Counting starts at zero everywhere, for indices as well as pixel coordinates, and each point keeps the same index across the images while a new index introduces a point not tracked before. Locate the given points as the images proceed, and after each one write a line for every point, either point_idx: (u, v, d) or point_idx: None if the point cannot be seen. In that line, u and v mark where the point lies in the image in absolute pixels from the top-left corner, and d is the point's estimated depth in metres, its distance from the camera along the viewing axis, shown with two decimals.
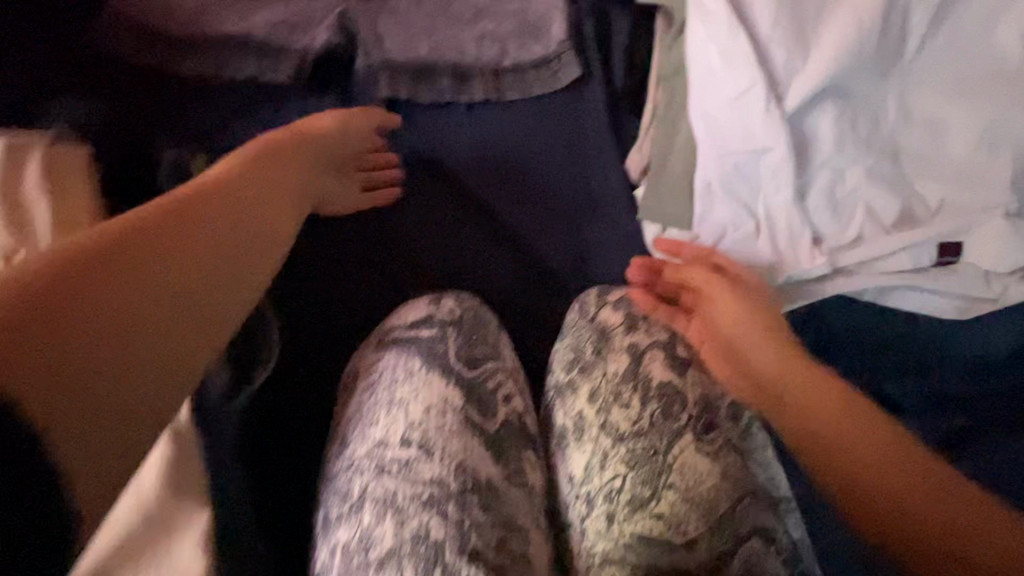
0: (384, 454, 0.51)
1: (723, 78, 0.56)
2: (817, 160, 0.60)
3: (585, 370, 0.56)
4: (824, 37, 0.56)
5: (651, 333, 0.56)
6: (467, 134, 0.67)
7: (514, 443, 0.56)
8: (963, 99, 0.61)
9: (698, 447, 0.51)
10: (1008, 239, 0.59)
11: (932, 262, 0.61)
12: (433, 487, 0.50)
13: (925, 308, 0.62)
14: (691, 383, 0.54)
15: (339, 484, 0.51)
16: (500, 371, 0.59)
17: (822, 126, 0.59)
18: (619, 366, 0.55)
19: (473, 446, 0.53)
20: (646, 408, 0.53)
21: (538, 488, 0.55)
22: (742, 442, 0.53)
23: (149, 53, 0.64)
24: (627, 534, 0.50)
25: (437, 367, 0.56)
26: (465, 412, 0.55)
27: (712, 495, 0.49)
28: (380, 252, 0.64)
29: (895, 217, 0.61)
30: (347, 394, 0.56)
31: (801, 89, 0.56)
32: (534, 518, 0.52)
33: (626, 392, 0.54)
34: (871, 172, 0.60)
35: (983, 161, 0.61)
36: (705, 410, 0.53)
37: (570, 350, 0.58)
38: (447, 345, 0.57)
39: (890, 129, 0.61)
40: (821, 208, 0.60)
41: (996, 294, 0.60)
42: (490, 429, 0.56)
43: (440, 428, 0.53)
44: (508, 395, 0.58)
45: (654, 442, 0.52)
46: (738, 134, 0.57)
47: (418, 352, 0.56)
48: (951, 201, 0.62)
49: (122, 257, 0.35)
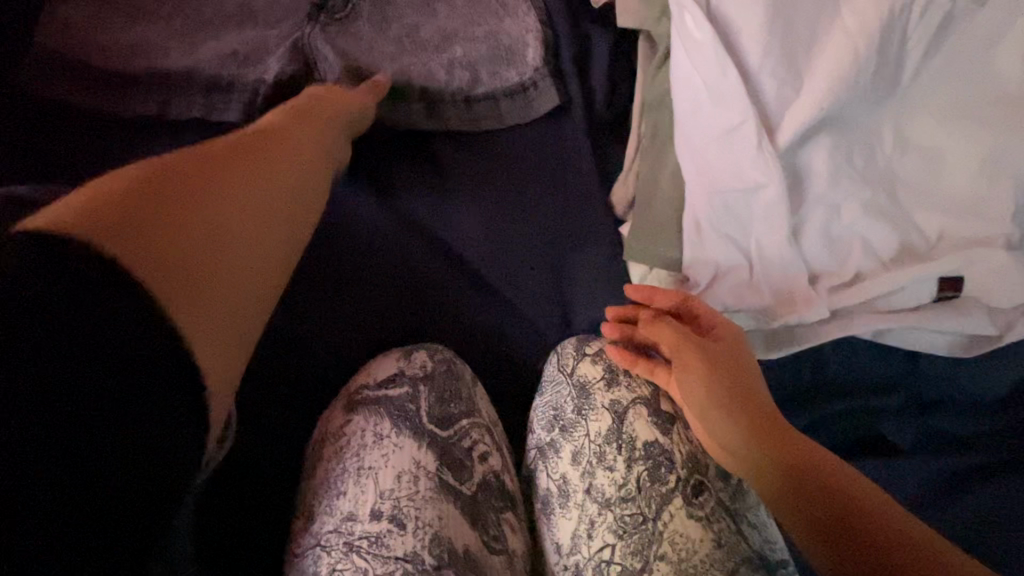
0: (353, 529, 0.47)
1: (711, 113, 0.53)
2: (812, 194, 0.56)
3: (566, 430, 0.54)
4: (819, 63, 0.52)
5: (633, 388, 0.53)
6: (436, 175, 0.63)
7: (492, 505, 0.53)
8: (961, 126, 0.58)
9: (688, 512, 0.48)
10: (1011, 272, 0.56)
11: (932, 298, 0.58)
12: (406, 563, 0.46)
13: (924, 347, 0.59)
14: (678, 442, 0.51)
15: (305, 567, 0.47)
16: (476, 428, 0.55)
17: (817, 159, 0.55)
18: (601, 425, 0.52)
19: (451, 512, 0.50)
20: (631, 470, 0.50)
21: (520, 554, 0.52)
22: (733, 501, 0.49)
23: (85, 95, 0.59)
24: None
25: (408, 429, 0.53)
26: (440, 477, 0.51)
27: (705, 566, 0.46)
28: (349, 303, 0.61)
29: (894, 252, 0.58)
30: (314, 462, 0.52)
31: (795, 121, 0.53)
32: None
33: (610, 453, 0.51)
34: (869, 206, 0.57)
35: (984, 189, 0.58)
36: (695, 470, 0.50)
37: (550, 408, 0.56)
38: (418, 404, 0.54)
39: (885, 158, 0.59)
40: (817, 245, 0.57)
41: (999, 331, 0.57)
42: (466, 493, 0.52)
43: (413, 497, 0.49)
44: (485, 453, 0.55)
45: (642, 508, 0.49)
46: (727, 172, 0.53)
47: (388, 414, 0.53)
48: (952, 233, 0.59)
49: (154, 215, 0.35)
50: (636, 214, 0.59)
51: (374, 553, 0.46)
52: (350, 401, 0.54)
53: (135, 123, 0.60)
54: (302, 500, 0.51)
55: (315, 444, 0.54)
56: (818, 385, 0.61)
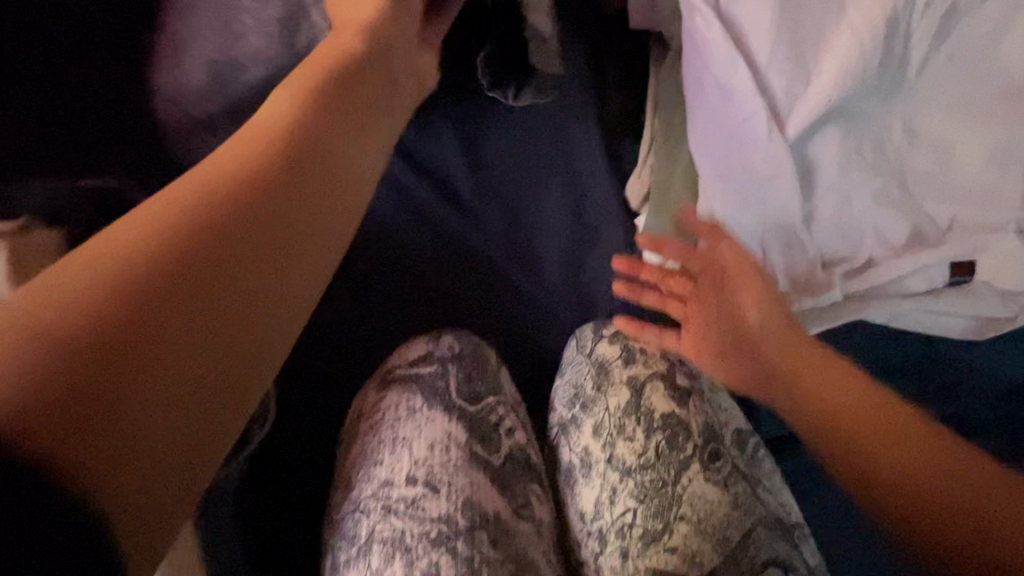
0: (390, 494, 0.51)
1: (722, 108, 0.56)
2: (823, 184, 0.59)
3: (586, 406, 0.57)
4: (826, 59, 0.56)
5: (649, 365, 0.57)
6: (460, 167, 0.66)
7: (519, 476, 0.56)
8: (969, 117, 0.60)
9: (706, 477, 0.52)
10: (1018, 258, 0.59)
11: (946, 282, 0.59)
12: (441, 525, 0.50)
13: (939, 330, 0.61)
14: (694, 413, 0.55)
15: (347, 528, 0.51)
16: (501, 405, 0.59)
17: (827, 150, 0.58)
18: (621, 399, 0.56)
19: (480, 480, 0.54)
20: (651, 440, 0.54)
21: (546, 522, 0.55)
22: (750, 469, 0.54)
23: None
24: (641, 569, 0.50)
25: (440, 405, 0.57)
26: (470, 447, 0.55)
27: (722, 525, 0.50)
28: (382, 289, 0.66)
29: (904, 239, 0.60)
30: (352, 435, 0.56)
31: (803, 114, 0.56)
32: (545, 553, 0.52)
33: (630, 425, 0.55)
34: (879, 195, 0.59)
35: (993, 179, 0.60)
36: (710, 438, 0.54)
37: (571, 386, 0.59)
38: (448, 381, 0.58)
39: (897, 150, 0.60)
40: (828, 233, 0.59)
41: (1013, 313, 0.59)
42: (494, 463, 0.56)
43: (446, 464, 0.53)
44: (511, 428, 0.58)
45: (662, 474, 0.52)
46: (739, 163, 0.57)
47: (420, 389, 0.57)
48: (962, 220, 0.60)
49: (92, 345, 0.24)
50: (651, 204, 0.62)
51: (413, 516, 0.50)
52: (386, 379, 0.58)
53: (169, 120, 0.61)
54: (341, 469, 0.55)
55: (352, 420, 0.57)
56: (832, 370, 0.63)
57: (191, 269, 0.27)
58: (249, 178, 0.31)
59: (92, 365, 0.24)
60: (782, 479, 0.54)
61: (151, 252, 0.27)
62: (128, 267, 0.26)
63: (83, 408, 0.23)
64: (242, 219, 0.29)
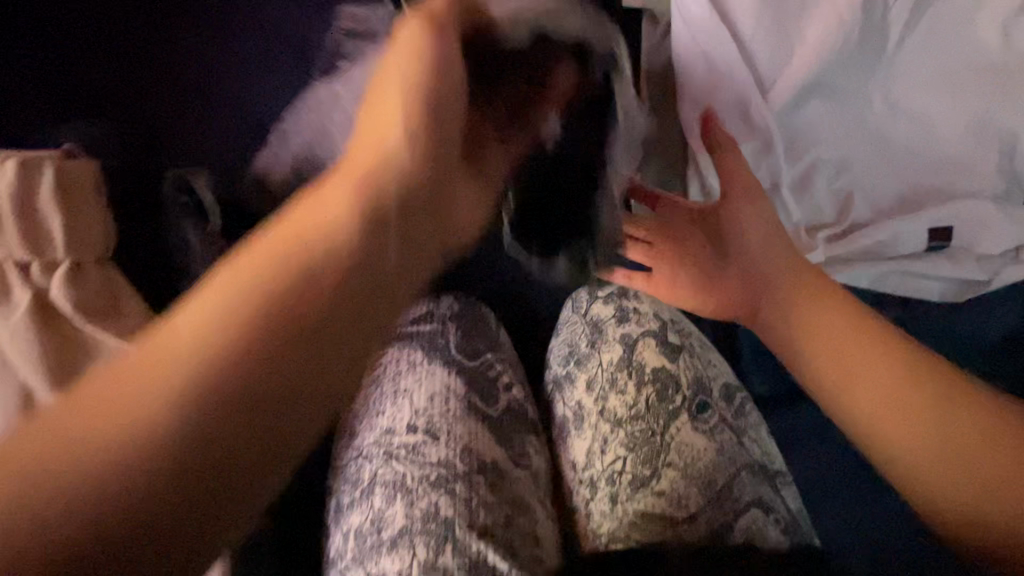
0: (392, 441, 0.54)
1: (709, 78, 0.60)
2: (804, 152, 0.62)
3: (580, 363, 0.60)
4: (808, 33, 0.59)
5: (642, 323, 0.59)
6: None
7: (515, 428, 0.58)
8: (949, 90, 0.63)
9: (694, 426, 0.54)
10: (994, 223, 0.61)
11: (922, 248, 0.63)
12: (440, 468, 0.52)
13: (920, 292, 0.63)
14: (685, 367, 0.57)
15: (350, 473, 0.53)
16: (500, 362, 0.62)
17: (808, 120, 0.61)
18: (613, 355, 0.58)
19: (478, 431, 0.56)
20: (641, 393, 0.56)
21: (541, 471, 0.58)
22: (737, 420, 0.56)
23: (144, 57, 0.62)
24: (631, 512, 0.52)
25: (441, 360, 0.59)
26: (468, 399, 0.58)
27: (709, 470, 0.53)
28: None
29: (882, 206, 0.63)
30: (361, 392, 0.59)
31: (786, 85, 0.59)
32: (540, 499, 0.55)
33: (621, 378, 0.57)
34: (858, 164, 0.62)
35: (971, 148, 0.63)
36: (699, 391, 0.56)
37: (566, 345, 0.61)
38: (448, 338, 0.61)
39: (878, 122, 0.63)
40: (810, 199, 0.63)
41: (990, 277, 0.61)
42: (492, 415, 0.58)
43: (445, 414, 0.55)
44: (508, 384, 0.61)
45: (651, 424, 0.55)
46: (726, 133, 0.59)
47: (422, 345, 0.60)
48: (941, 188, 0.63)
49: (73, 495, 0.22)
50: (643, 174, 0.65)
51: (413, 466, 0.52)
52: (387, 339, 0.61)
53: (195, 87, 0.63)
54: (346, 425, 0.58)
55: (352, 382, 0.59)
56: None
57: (209, 384, 0.25)
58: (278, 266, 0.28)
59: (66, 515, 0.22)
60: (767, 431, 0.57)
61: (189, 356, 0.25)
62: (150, 384, 0.24)
63: (142, 523, 0.23)
64: (290, 315, 0.27)
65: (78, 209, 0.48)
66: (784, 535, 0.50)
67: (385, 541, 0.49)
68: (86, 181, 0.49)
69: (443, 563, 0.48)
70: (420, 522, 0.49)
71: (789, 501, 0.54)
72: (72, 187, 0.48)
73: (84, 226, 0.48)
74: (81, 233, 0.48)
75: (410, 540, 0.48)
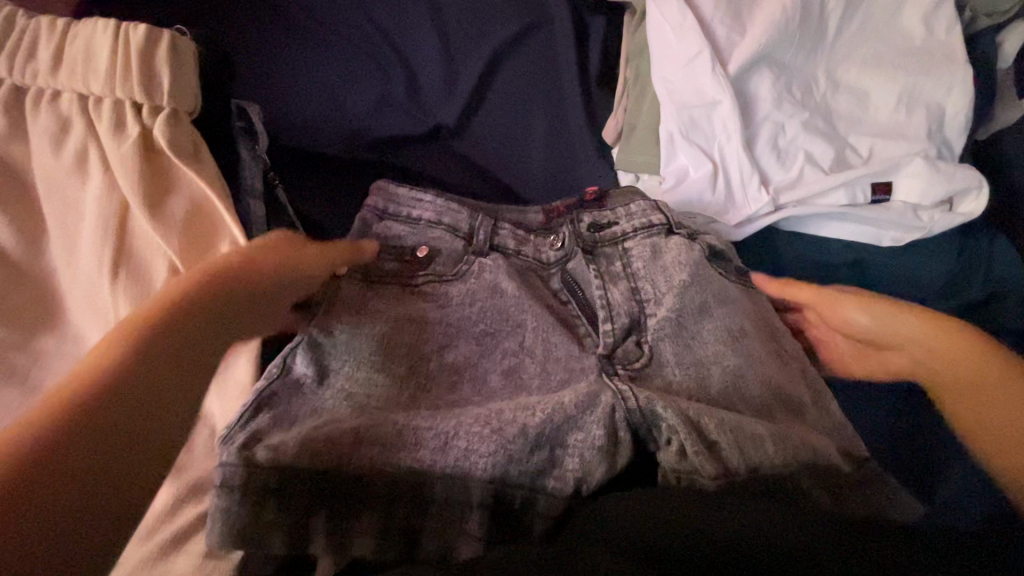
0: (340, 379, 0.49)
1: (677, 46, 0.70)
2: (760, 115, 0.72)
3: (625, 295, 0.56)
4: (758, 15, 0.71)
5: (672, 254, 0.58)
6: (483, 114, 0.76)
7: (504, 332, 0.54)
8: (885, 69, 0.74)
9: (713, 347, 0.53)
10: (939, 181, 0.70)
11: (868, 199, 0.71)
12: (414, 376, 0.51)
13: (871, 239, 0.72)
14: (686, 306, 0.55)
15: None
16: (481, 288, 0.56)
17: (761, 87, 0.72)
18: (657, 293, 0.56)
19: (475, 359, 0.53)
20: (657, 291, 0.56)
21: (555, 412, 0.46)
22: (765, 337, 0.56)
23: (228, 8, 0.77)
24: (674, 461, 0.46)
25: (405, 288, 0.55)
26: (465, 347, 0.53)
27: (716, 377, 0.52)
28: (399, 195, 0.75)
29: (831, 162, 0.72)
30: (246, 410, 0.46)
31: (740, 55, 0.70)
32: (527, 456, 0.45)
33: (642, 284, 0.57)
34: (808, 125, 0.72)
35: (902, 119, 0.74)
36: (708, 312, 0.55)
37: (598, 280, 0.57)
38: (415, 277, 0.56)
39: (823, 93, 0.74)
40: (767, 154, 0.72)
41: (927, 224, 0.71)
42: (505, 336, 0.54)
43: (443, 329, 0.54)
44: (480, 285, 0.56)
45: (662, 337, 0.54)
46: (691, 92, 0.71)
47: (390, 282, 0.55)
48: (880, 149, 0.73)
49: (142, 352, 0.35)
50: (623, 134, 0.75)
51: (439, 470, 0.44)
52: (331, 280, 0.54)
53: (259, 32, 0.76)
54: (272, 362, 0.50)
55: (244, 485, 0.41)
56: (783, 265, 0.74)
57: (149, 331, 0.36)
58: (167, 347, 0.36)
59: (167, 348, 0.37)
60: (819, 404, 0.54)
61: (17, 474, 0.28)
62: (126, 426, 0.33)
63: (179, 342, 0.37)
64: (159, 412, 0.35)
65: (185, 77, 0.53)
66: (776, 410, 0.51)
67: None
68: (188, 57, 0.53)
69: None
70: None
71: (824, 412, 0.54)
72: (179, 60, 0.52)
73: (184, 86, 0.52)
74: (177, 91, 0.52)
75: (312, 510, 0.42)
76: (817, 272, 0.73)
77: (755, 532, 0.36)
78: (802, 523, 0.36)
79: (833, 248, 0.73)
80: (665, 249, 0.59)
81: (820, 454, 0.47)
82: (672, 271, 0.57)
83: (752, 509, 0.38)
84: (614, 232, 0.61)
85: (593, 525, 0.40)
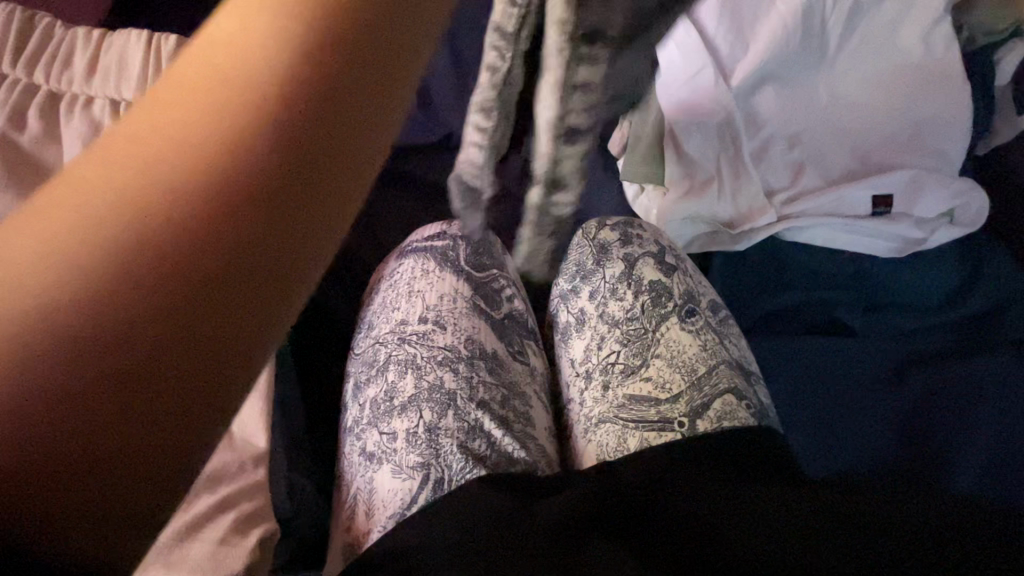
0: (406, 328, 0.57)
1: (681, 62, 0.72)
2: (763, 128, 0.74)
3: (586, 278, 0.65)
4: (760, 32, 0.72)
5: (644, 246, 0.65)
6: None
7: (515, 328, 0.62)
8: (884, 86, 0.74)
9: (682, 328, 0.60)
10: (940, 194, 0.71)
11: (868, 213, 0.71)
12: (446, 351, 0.56)
13: (868, 250, 0.73)
14: (655, 295, 0.62)
15: (366, 356, 0.58)
16: (505, 276, 0.65)
17: (764, 104, 0.74)
18: (616, 272, 0.64)
19: (482, 326, 0.59)
20: (638, 299, 0.62)
21: (538, 369, 0.62)
22: (719, 327, 0.62)
23: None
24: (637, 439, 0.54)
25: (450, 268, 0.62)
26: (474, 302, 0.61)
27: (691, 361, 0.58)
28: (410, 203, 0.77)
29: (834, 175, 0.74)
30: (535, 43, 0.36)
31: (743, 71, 0.72)
32: (534, 390, 0.59)
33: (621, 289, 0.63)
34: (811, 139, 0.74)
35: (908, 132, 0.73)
36: (688, 302, 0.62)
37: (573, 264, 0.65)
38: (458, 252, 0.63)
39: (826, 109, 0.74)
40: (770, 167, 0.75)
41: (926, 236, 0.72)
42: (494, 316, 0.61)
43: (453, 310, 0.59)
44: (511, 294, 0.64)
45: (644, 324, 0.61)
46: (696, 108, 0.73)
47: (433, 256, 0.62)
48: (882, 163, 0.73)
49: (172, 267, 0.23)
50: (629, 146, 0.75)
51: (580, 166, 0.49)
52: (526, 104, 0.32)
53: None
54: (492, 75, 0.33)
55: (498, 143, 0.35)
56: (782, 277, 0.75)
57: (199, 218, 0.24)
58: (203, 240, 0.24)
59: (189, 258, 0.24)
60: (767, 397, 0.59)
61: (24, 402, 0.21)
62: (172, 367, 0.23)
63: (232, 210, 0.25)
64: (229, 250, 0.24)
65: None
66: (753, 419, 0.55)
67: (396, 406, 0.53)
68: None
69: (445, 425, 0.52)
70: (426, 392, 0.54)
71: (761, 399, 0.58)
72: None
73: None
74: None
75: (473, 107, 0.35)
76: (818, 281, 0.74)
77: (716, 527, 0.42)
78: (768, 506, 0.43)
79: (833, 258, 0.75)
80: (635, 242, 0.65)
81: (776, 435, 0.53)
82: (636, 262, 0.64)
83: (724, 498, 0.44)
84: (600, 238, 0.66)
85: (570, 493, 0.45)
